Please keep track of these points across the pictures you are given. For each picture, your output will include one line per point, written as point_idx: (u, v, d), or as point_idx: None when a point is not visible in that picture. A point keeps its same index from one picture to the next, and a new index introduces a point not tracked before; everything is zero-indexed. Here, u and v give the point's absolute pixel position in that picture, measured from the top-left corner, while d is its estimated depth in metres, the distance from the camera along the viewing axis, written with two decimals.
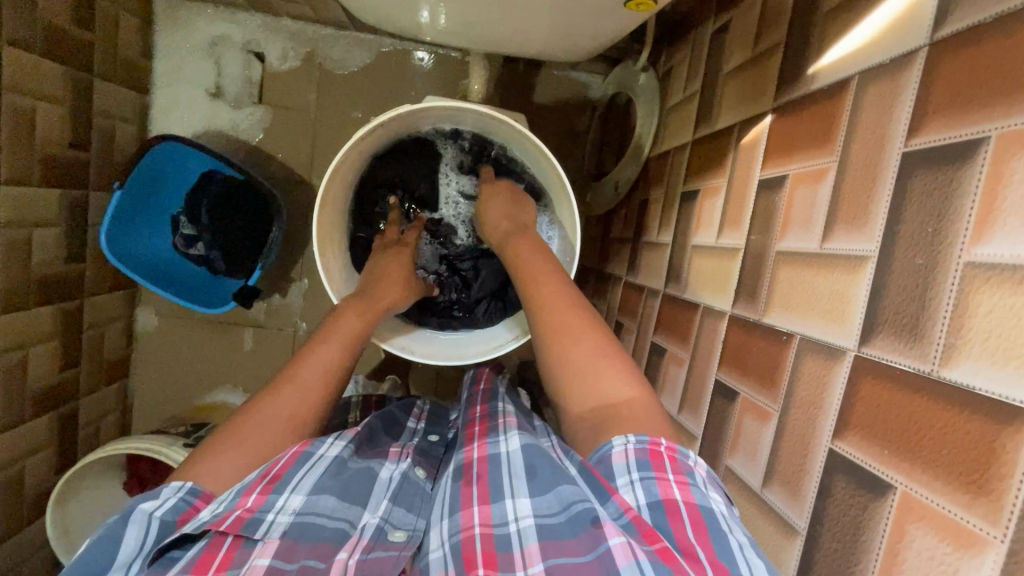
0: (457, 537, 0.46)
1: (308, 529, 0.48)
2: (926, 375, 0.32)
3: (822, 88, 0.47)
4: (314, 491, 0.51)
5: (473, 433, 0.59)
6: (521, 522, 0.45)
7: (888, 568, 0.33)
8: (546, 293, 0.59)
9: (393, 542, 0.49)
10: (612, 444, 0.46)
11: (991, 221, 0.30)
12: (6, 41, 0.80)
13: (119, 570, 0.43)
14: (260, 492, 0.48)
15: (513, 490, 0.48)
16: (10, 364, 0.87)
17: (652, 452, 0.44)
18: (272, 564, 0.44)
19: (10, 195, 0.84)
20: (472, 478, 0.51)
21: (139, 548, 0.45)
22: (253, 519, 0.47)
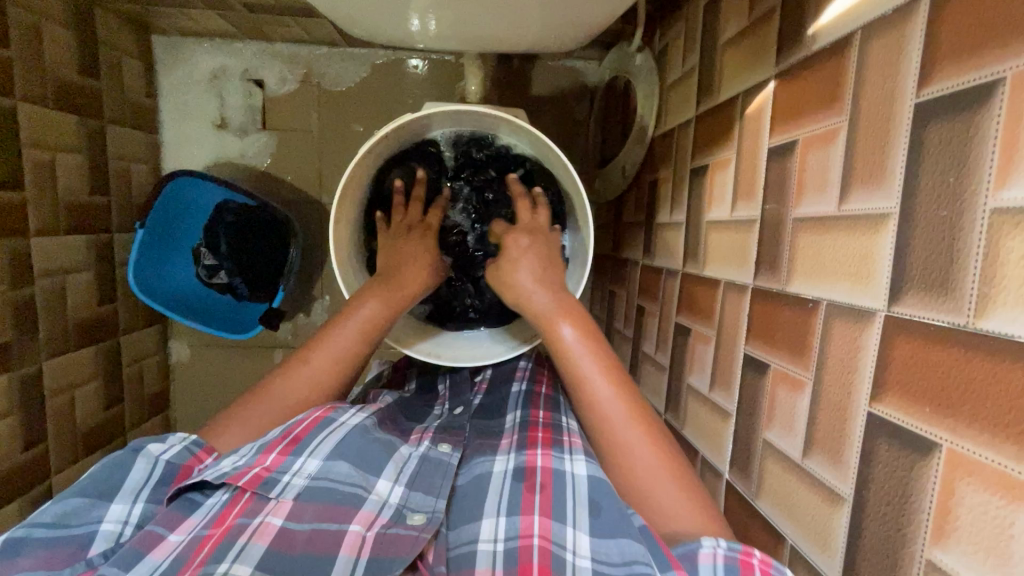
0: (513, 542, 0.47)
1: (319, 492, 0.51)
2: (961, 328, 0.32)
3: (824, 48, 0.46)
4: (329, 458, 0.54)
5: (536, 438, 0.60)
6: (579, 559, 0.46)
7: (942, 528, 0.32)
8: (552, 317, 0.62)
9: (413, 525, 0.50)
10: (701, 543, 0.43)
11: (1014, 162, 0.29)
12: (20, 98, 0.82)
13: (128, 494, 0.51)
14: (280, 453, 0.54)
15: (577, 516, 0.49)
16: (58, 407, 0.90)
17: (743, 562, 0.41)
18: (284, 524, 0.48)
19: (41, 246, 0.87)
20: (536, 486, 0.52)
21: (147, 479, 0.52)
22: (270, 478, 0.52)
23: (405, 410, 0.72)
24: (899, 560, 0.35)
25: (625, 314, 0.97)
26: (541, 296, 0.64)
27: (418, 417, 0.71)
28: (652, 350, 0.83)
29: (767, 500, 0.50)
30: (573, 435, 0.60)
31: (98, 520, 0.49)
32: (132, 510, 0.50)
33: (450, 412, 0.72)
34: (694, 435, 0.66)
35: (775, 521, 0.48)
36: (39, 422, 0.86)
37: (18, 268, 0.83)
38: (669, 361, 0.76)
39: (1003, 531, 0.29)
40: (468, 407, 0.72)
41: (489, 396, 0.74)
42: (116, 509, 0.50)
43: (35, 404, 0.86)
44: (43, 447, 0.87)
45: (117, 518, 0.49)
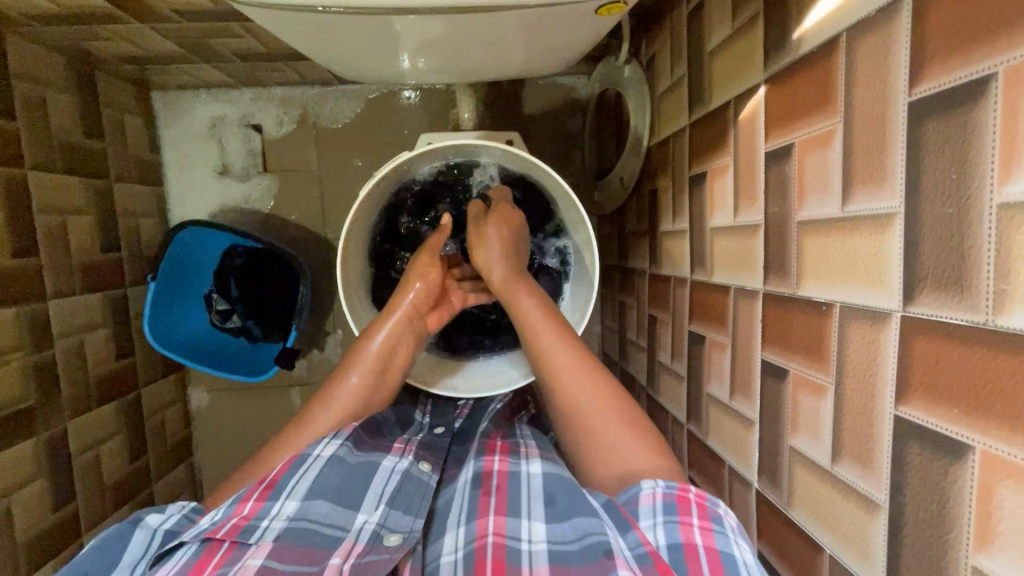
0: (470, 545, 0.52)
1: (302, 533, 0.51)
2: (981, 326, 0.31)
3: (811, 52, 0.46)
4: (307, 498, 0.54)
5: (494, 447, 0.66)
6: (534, 544, 0.50)
7: (984, 534, 0.31)
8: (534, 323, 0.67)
9: (388, 545, 0.51)
10: (641, 487, 0.52)
11: (1017, 156, 0.29)
12: (29, 167, 0.85)
13: (125, 568, 0.51)
14: (257, 500, 0.54)
15: (532, 510, 0.54)
16: (84, 465, 0.91)
17: (680, 497, 0.50)
18: (264, 563, 0.47)
19: (57, 308, 0.89)
20: (490, 488, 0.57)
21: (144, 552, 0.52)
22: (248, 526, 0.51)
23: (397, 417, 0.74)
24: (943, 568, 0.34)
25: (638, 324, 0.96)
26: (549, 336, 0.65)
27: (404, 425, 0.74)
28: (668, 359, 0.82)
29: (801, 510, 0.49)
30: (529, 445, 0.66)
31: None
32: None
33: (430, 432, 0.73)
34: (718, 444, 0.65)
35: (813, 532, 0.46)
36: (66, 481, 0.87)
37: (37, 332, 0.84)
38: (686, 369, 0.75)
39: None
40: (448, 428, 0.74)
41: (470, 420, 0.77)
42: None
43: (62, 466, 0.86)
44: (72, 507, 0.88)
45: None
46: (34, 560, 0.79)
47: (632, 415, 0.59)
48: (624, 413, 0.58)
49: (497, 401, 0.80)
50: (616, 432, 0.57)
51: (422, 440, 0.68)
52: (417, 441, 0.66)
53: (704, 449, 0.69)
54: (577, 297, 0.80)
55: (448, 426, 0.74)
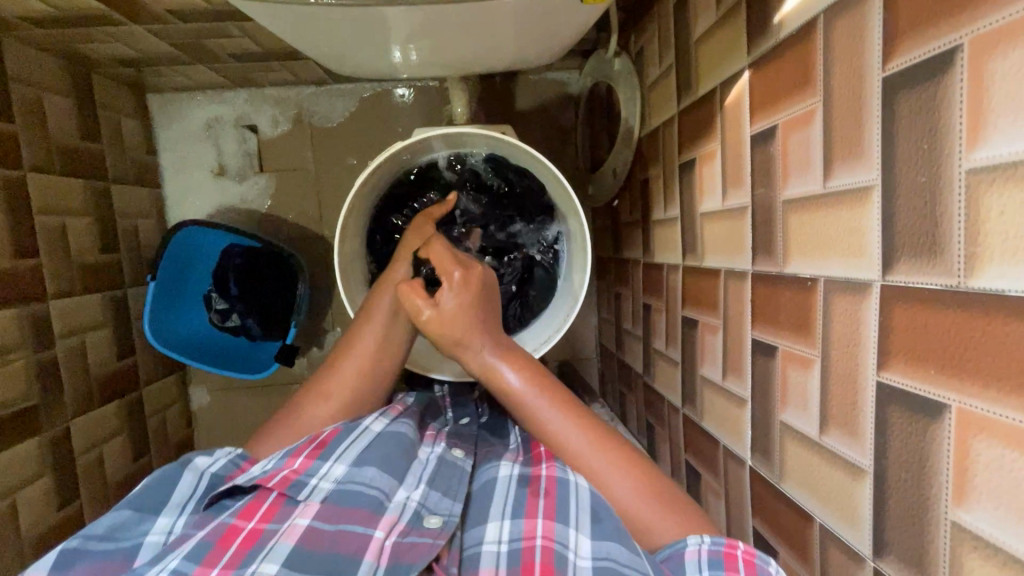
0: (517, 544, 0.51)
1: (346, 495, 0.53)
2: (954, 288, 0.32)
3: (790, 34, 0.47)
4: (356, 464, 0.56)
5: (540, 455, 0.62)
6: (580, 560, 0.49)
7: (962, 488, 0.32)
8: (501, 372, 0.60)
9: (428, 528, 0.51)
10: (686, 541, 0.48)
11: (983, 123, 0.30)
12: (28, 168, 0.86)
13: (175, 507, 0.53)
14: (306, 457, 0.56)
15: (580, 520, 0.51)
16: (87, 463, 0.92)
17: (728, 554, 0.46)
18: (310, 524, 0.50)
19: (59, 307, 0.90)
20: (540, 491, 0.55)
21: (192, 493, 0.54)
22: (298, 481, 0.54)
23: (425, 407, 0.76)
24: (925, 526, 0.35)
25: (633, 314, 0.97)
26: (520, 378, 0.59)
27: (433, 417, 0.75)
28: (663, 346, 0.83)
29: (792, 482, 0.50)
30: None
31: (145, 532, 0.51)
32: (177, 521, 0.53)
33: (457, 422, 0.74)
34: (712, 425, 0.66)
35: (803, 503, 0.48)
36: (70, 479, 0.88)
37: (39, 331, 0.85)
38: (680, 355, 0.76)
39: (1019, 483, 0.29)
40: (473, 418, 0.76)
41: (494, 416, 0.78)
42: (161, 522, 0.52)
43: (66, 463, 0.87)
44: (76, 504, 0.88)
45: (162, 531, 0.52)
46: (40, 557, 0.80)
47: (609, 442, 0.55)
48: (600, 440, 0.55)
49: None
50: (597, 462, 0.54)
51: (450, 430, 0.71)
52: (447, 432, 0.69)
53: (699, 432, 0.70)
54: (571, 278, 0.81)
55: (473, 417, 0.76)
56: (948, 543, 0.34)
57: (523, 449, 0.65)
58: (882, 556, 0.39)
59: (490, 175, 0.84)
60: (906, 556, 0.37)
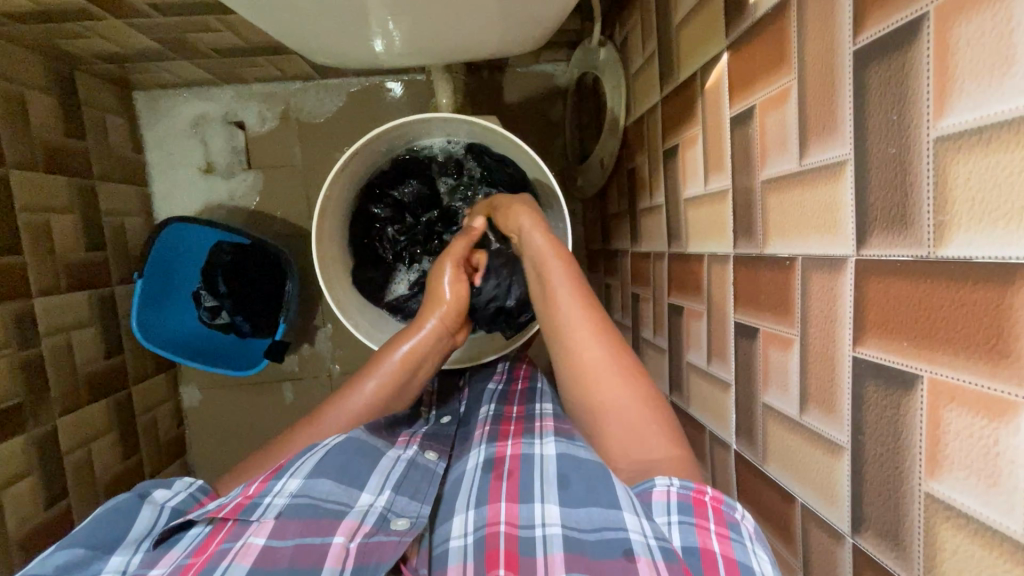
0: (481, 532, 0.50)
1: (303, 509, 0.52)
2: (923, 259, 0.32)
3: (766, 13, 0.47)
4: (311, 475, 0.55)
5: (507, 431, 0.63)
6: (549, 528, 0.49)
7: (934, 459, 0.32)
8: (556, 291, 0.63)
9: (396, 529, 0.52)
10: (654, 483, 0.49)
11: (949, 91, 0.30)
12: (11, 165, 0.85)
13: (130, 545, 0.52)
14: (261, 480, 0.54)
15: (546, 493, 0.52)
16: (75, 461, 0.92)
17: (696, 500, 0.47)
18: (267, 543, 0.49)
19: (43, 306, 0.89)
20: (503, 473, 0.56)
21: (149, 529, 0.53)
22: (251, 504, 0.52)
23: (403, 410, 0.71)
24: (900, 500, 0.35)
25: (623, 304, 0.97)
26: (570, 294, 0.62)
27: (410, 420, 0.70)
28: (651, 334, 0.83)
29: (775, 463, 0.49)
30: (544, 419, 0.63)
31: (99, 571, 0.49)
32: (132, 560, 0.50)
33: (437, 422, 0.71)
34: (699, 412, 0.66)
35: (785, 483, 0.47)
36: (58, 478, 0.87)
37: (24, 331, 0.85)
38: (667, 342, 0.76)
39: (988, 450, 0.29)
40: (455, 417, 0.73)
41: (473, 400, 0.76)
42: (115, 561, 0.50)
43: (53, 463, 0.87)
44: (65, 504, 0.88)
45: (117, 569, 0.49)
46: (27, 556, 0.79)
47: (611, 345, 0.59)
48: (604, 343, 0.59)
49: (495, 380, 0.78)
50: (595, 358, 0.59)
51: (427, 431, 0.67)
52: (423, 433, 0.66)
53: (686, 418, 0.70)
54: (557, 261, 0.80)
55: (454, 415, 0.72)
56: (922, 515, 0.34)
57: (488, 424, 0.66)
58: (860, 532, 0.39)
59: (470, 162, 0.84)
60: (883, 530, 0.37)
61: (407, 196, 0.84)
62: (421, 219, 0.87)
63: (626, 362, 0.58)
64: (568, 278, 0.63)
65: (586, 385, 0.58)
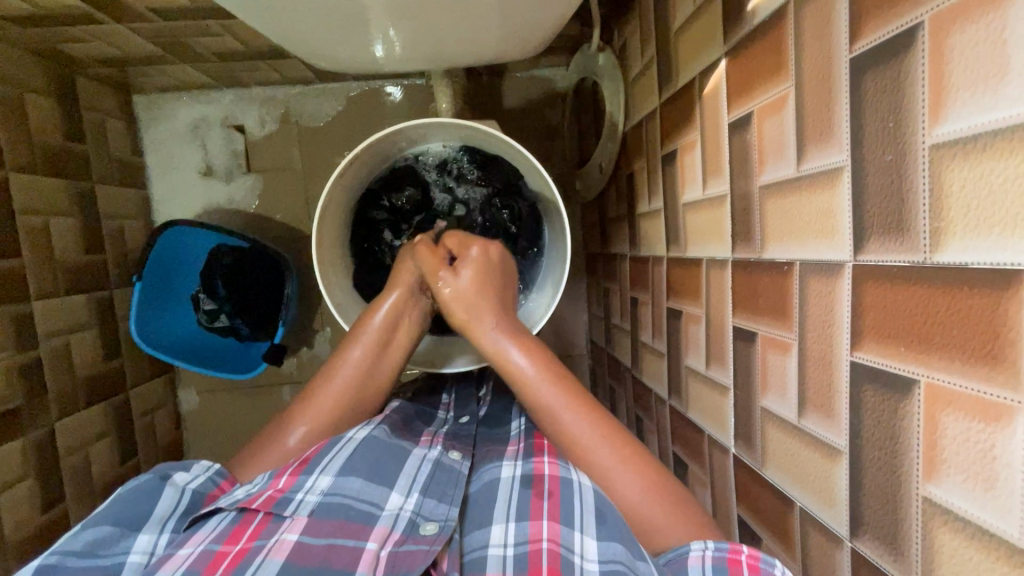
0: (523, 547, 0.51)
1: (334, 509, 0.52)
2: (919, 265, 0.32)
3: (764, 20, 0.47)
4: (341, 474, 0.55)
5: (543, 445, 0.62)
6: (586, 563, 0.49)
7: (932, 462, 0.33)
8: (544, 395, 0.60)
9: (425, 535, 0.51)
10: (690, 547, 0.48)
11: (944, 100, 0.30)
12: (10, 168, 0.85)
13: (157, 524, 0.53)
14: (291, 474, 0.55)
15: (584, 523, 0.51)
16: (73, 465, 0.91)
17: (731, 559, 0.46)
18: (299, 540, 0.49)
19: (42, 308, 0.89)
20: (545, 492, 0.55)
21: (174, 508, 0.54)
22: (283, 498, 0.53)
23: (418, 412, 0.75)
24: (898, 505, 0.35)
25: (622, 308, 0.97)
26: (556, 398, 0.59)
27: (428, 419, 0.74)
28: (650, 338, 0.83)
29: (773, 468, 0.50)
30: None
31: (127, 550, 0.51)
32: (159, 539, 0.52)
33: (456, 420, 0.74)
34: (697, 415, 0.66)
35: (784, 487, 0.48)
36: (55, 481, 0.87)
37: (22, 332, 0.85)
38: (665, 346, 0.77)
39: (986, 455, 0.29)
40: (474, 416, 0.76)
41: (493, 407, 0.78)
42: (143, 540, 0.52)
43: (50, 466, 0.86)
44: (62, 507, 0.88)
45: (144, 550, 0.51)
46: (24, 560, 0.79)
47: (598, 417, 0.58)
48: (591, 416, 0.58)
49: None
50: (581, 430, 0.57)
51: (448, 431, 0.70)
52: (444, 433, 0.68)
53: (685, 422, 0.70)
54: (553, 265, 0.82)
55: (473, 415, 0.75)
56: (919, 519, 0.34)
57: (523, 438, 0.65)
58: (858, 536, 0.39)
59: (466, 164, 0.84)
60: (881, 535, 0.37)
61: (407, 201, 0.85)
62: (412, 224, 0.87)
63: (615, 432, 0.57)
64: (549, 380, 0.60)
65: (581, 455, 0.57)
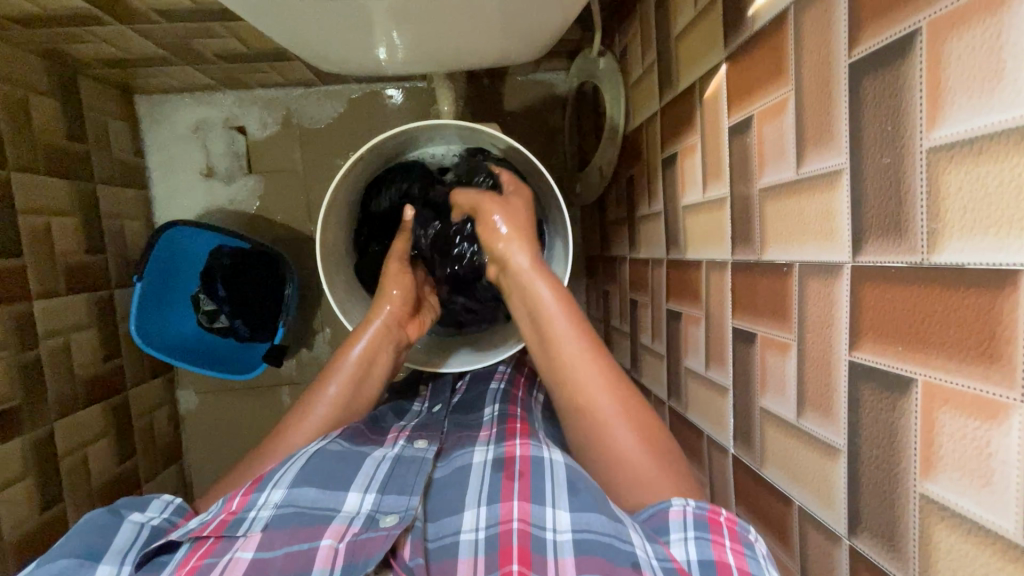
0: (494, 529, 0.51)
1: (288, 518, 0.52)
2: (917, 266, 0.33)
3: (764, 26, 0.48)
4: (294, 485, 0.55)
5: (514, 430, 0.62)
6: (559, 535, 0.49)
7: (929, 459, 0.33)
8: (578, 381, 0.58)
9: (384, 526, 0.51)
10: (671, 502, 0.49)
11: (941, 105, 0.31)
12: (13, 168, 0.86)
13: (116, 555, 0.51)
14: (243, 495, 0.55)
15: (554, 497, 0.52)
16: (71, 465, 0.91)
17: (710, 518, 0.47)
18: (255, 556, 0.49)
19: (42, 308, 0.89)
20: (514, 473, 0.55)
21: (133, 542, 0.53)
22: (235, 519, 0.53)
23: (394, 411, 0.76)
24: (896, 502, 0.36)
25: (621, 310, 0.98)
26: (596, 383, 0.58)
27: (400, 414, 0.75)
28: (649, 340, 0.84)
29: (773, 467, 0.50)
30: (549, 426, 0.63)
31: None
32: (120, 571, 0.50)
33: (428, 411, 0.76)
34: (697, 417, 0.67)
35: (783, 486, 0.48)
36: (54, 481, 0.87)
37: (22, 332, 0.85)
38: (665, 348, 0.77)
39: (982, 452, 0.30)
40: (446, 405, 0.77)
41: (468, 394, 0.78)
42: (103, 570, 0.50)
43: (49, 467, 0.86)
44: (61, 507, 0.87)
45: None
46: (22, 561, 0.79)
47: (602, 361, 0.59)
48: (599, 365, 0.59)
49: (496, 380, 0.78)
50: (578, 351, 0.60)
51: (417, 423, 0.70)
52: (412, 427, 0.68)
53: (684, 423, 0.71)
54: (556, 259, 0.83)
55: (445, 404, 0.76)
56: (917, 518, 0.34)
57: (493, 424, 0.65)
58: (856, 533, 0.40)
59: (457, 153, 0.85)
60: (878, 532, 0.38)
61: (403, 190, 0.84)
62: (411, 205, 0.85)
63: (606, 361, 0.59)
64: (587, 364, 0.59)
65: (582, 408, 0.58)
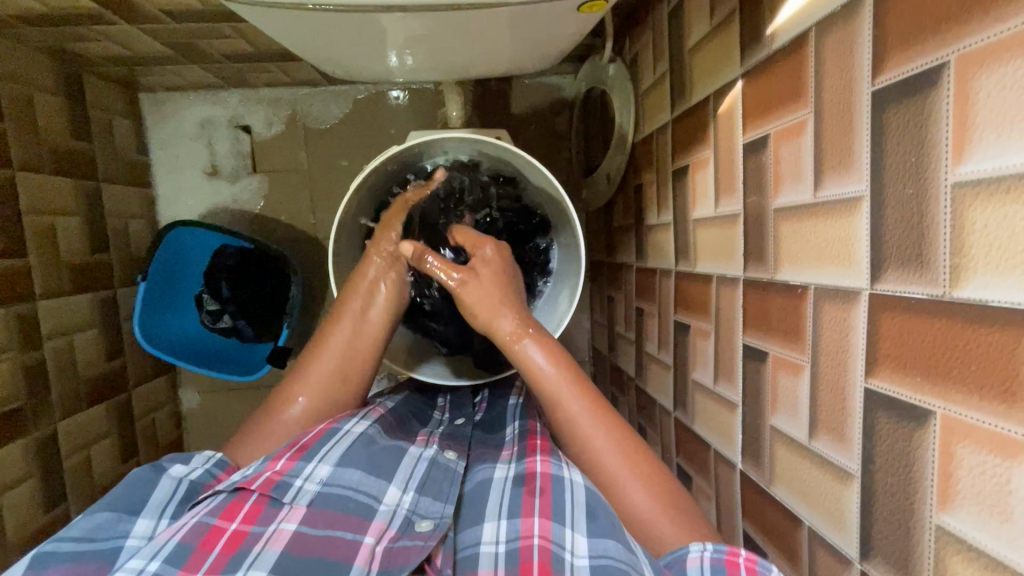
0: (514, 543, 0.50)
1: (332, 500, 0.52)
2: (937, 299, 0.33)
3: (784, 46, 0.48)
4: (340, 464, 0.55)
5: (535, 445, 0.61)
6: (577, 559, 0.48)
7: (947, 493, 0.33)
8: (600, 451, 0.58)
9: (420, 531, 0.51)
10: (689, 548, 0.48)
11: (967, 141, 0.31)
12: (18, 167, 0.85)
13: (155, 509, 0.52)
14: (289, 459, 0.55)
15: (575, 518, 0.51)
16: (74, 465, 0.91)
17: (729, 562, 0.46)
18: (298, 530, 0.48)
19: (47, 308, 0.89)
20: (536, 489, 0.54)
21: (171, 496, 0.53)
22: (282, 482, 0.53)
23: (415, 412, 0.76)
24: (911, 530, 0.36)
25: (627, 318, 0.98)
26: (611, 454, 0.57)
27: (424, 420, 0.75)
28: (655, 349, 0.84)
29: (782, 486, 0.50)
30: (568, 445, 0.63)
31: (125, 534, 0.49)
32: (158, 524, 0.51)
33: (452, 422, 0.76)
34: (704, 430, 0.67)
35: (794, 507, 0.48)
36: (57, 481, 0.87)
37: (27, 333, 0.84)
38: (672, 359, 0.77)
39: (1002, 490, 0.30)
40: (469, 419, 0.77)
41: (488, 412, 0.79)
42: (142, 525, 0.50)
43: (53, 467, 0.86)
44: (64, 508, 0.87)
45: (142, 534, 0.50)
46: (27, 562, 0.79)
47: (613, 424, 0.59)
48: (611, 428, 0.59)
49: (514, 395, 0.80)
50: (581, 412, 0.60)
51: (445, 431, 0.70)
52: (441, 434, 0.67)
53: (690, 435, 0.71)
54: (565, 264, 0.83)
55: (469, 418, 0.76)
56: (933, 548, 0.35)
57: (516, 443, 0.65)
58: (869, 559, 0.40)
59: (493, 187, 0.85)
60: (893, 561, 0.38)
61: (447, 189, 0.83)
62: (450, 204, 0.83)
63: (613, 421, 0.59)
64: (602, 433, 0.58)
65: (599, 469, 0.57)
